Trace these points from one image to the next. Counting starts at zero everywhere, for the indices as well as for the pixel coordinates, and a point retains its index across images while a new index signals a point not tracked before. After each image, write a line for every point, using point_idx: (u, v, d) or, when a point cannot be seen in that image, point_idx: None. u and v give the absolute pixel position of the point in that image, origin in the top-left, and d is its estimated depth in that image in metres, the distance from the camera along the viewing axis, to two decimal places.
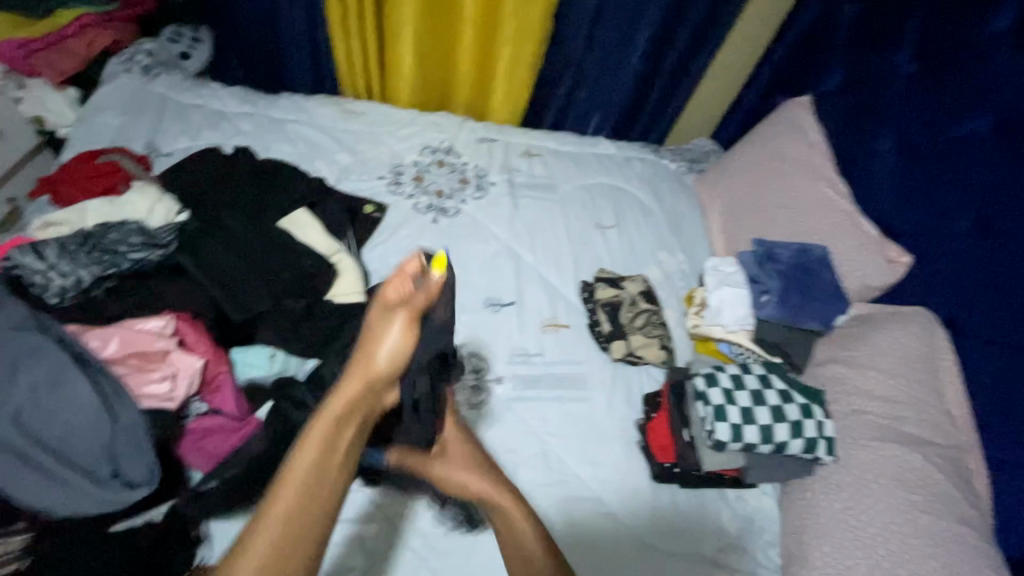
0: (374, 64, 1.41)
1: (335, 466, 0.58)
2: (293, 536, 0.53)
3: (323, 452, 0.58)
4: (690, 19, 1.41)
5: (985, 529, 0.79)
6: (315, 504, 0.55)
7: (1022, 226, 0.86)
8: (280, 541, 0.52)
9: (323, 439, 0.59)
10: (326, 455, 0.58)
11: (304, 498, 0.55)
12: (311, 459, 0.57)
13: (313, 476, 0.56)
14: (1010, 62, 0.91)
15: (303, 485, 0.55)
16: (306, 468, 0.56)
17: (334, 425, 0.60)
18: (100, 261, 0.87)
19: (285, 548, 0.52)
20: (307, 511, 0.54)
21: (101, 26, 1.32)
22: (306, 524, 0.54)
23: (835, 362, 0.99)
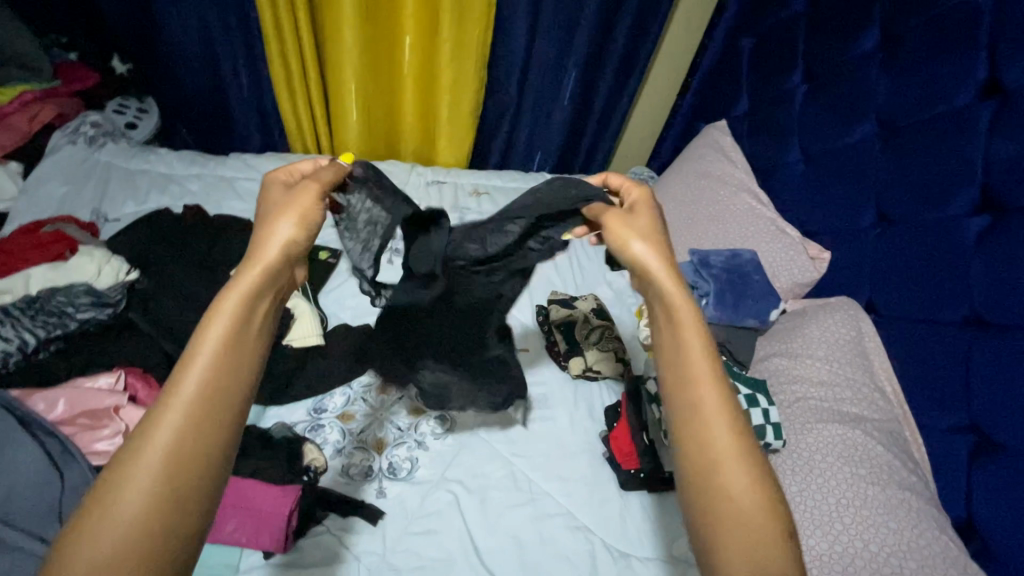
0: (322, 122, 1.48)
1: (253, 333, 0.51)
2: (197, 429, 0.46)
3: (224, 341, 0.49)
4: (612, 59, 1.52)
5: (927, 493, 0.84)
6: (224, 392, 0.48)
7: (913, 212, 0.96)
8: (196, 410, 0.46)
9: (229, 321, 0.50)
10: (229, 343, 0.50)
11: (210, 387, 0.48)
12: (212, 346, 0.49)
13: (212, 376, 0.48)
14: (879, 75, 1.05)
15: (217, 354, 0.49)
16: (209, 355, 0.48)
17: (239, 304, 0.51)
18: (46, 324, 0.89)
19: (189, 439, 0.45)
20: (212, 400, 0.47)
21: (44, 102, 1.37)
22: (215, 413, 0.47)
23: (776, 355, 1.05)
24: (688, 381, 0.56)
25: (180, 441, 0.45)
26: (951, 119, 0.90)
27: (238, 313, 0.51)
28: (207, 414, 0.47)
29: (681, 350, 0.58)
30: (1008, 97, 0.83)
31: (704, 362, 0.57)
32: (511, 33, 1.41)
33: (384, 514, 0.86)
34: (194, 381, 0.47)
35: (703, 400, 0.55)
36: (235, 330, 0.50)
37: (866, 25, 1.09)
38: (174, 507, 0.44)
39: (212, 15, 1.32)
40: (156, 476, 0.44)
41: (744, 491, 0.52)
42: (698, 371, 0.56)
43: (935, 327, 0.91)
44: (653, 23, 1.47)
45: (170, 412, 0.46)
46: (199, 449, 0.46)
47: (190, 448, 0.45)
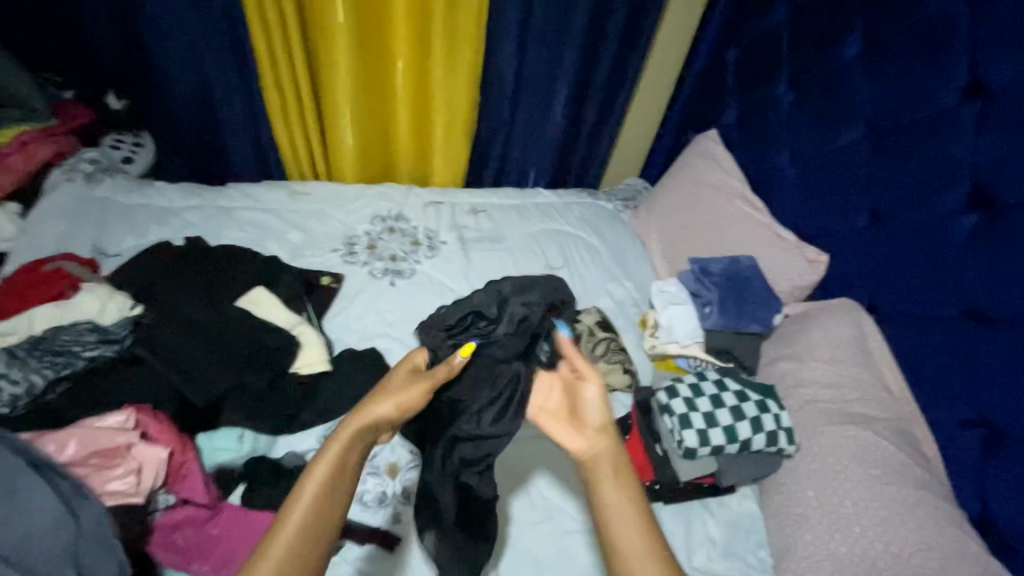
0: (317, 147, 1.50)
1: (344, 488, 0.58)
2: (303, 547, 0.54)
3: (330, 478, 0.58)
4: (600, 74, 1.55)
5: (942, 489, 0.84)
6: (311, 539, 0.54)
7: (907, 214, 0.97)
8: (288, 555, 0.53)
9: (333, 459, 0.59)
10: (332, 479, 0.58)
11: (302, 532, 0.54)
12: (315, 489, 0.56)
13: (318, 504, 0.56)
14: (863, 80, 1.08)
15: (313, 507, 0.55)
16: (306, 504, 0.56)
17: (346, 447, 0.60)
18: (54, 363, 0.89)
19: (299, 552, 0.53)
20: (319, 523, 0.55)
21: (42, 141, 1.37)
22: (301, 557, 0.53)
23: (782, 359, 1.06)
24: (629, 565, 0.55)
25: (290, 554, 0.53)
26: (937, 120, 0.93)
27: (339, 455, 0.59)
28: (313, 534, 0.54)
29: (624, 523, 0.57)
30: (990, 98, 0.86)
31: (643, 542, 0.56)
32: (501, 54, 1.44)
33: (402, 540, 0.85)
34: (304, 504, 0.55)
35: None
36: (337, 470, 0.58)
37: (847, 33, 1.12)
38: None
39: (206, 49, 1.33)
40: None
41: None
42: (636, 546, 0.55)
43: (936, 323, 0.92)
44: (639, 39, 1.50)
45: (265, 556, 0.53)
46: (304, 557, 0.53)
47: (295, 558, 0.53)
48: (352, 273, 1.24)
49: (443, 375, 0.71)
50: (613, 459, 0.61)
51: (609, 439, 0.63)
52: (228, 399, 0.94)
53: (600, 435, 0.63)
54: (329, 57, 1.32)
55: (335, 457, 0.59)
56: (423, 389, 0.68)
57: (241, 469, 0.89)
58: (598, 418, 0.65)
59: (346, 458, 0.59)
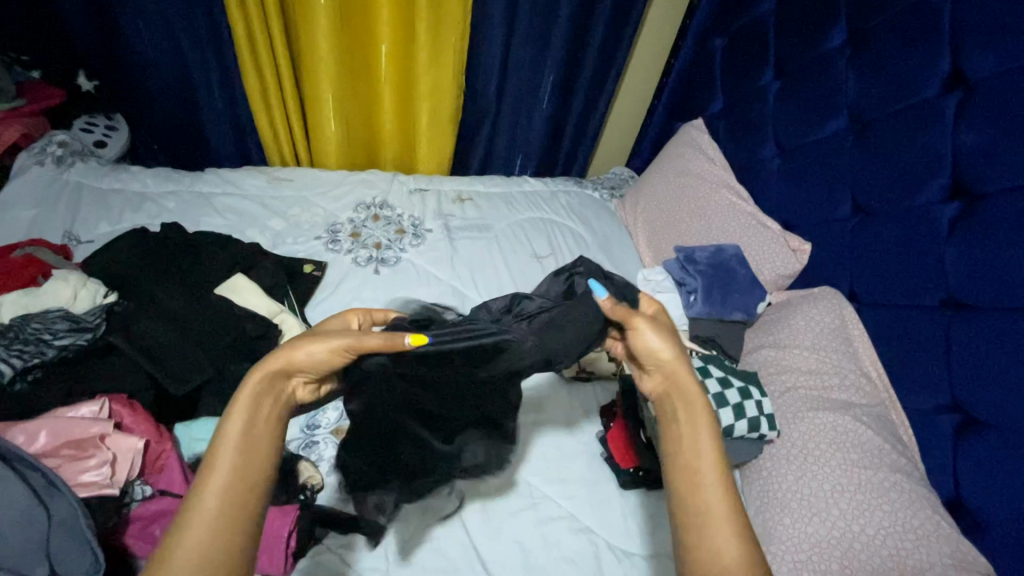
0: (298, 132, 1.46)
1: (264, 446, 0.54)
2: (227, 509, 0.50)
3: (243, 437, 0.54)
4: (588, 61, 1.53)
5: (916, 473, 0.86)
6: (237, 505, 0.51)
7: (888, 203, 0.99)
8: (217, 521, 0.49)
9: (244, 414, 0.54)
10: (246, 437, 0.54)
11: (227, 498, 0.51)
12: (231, 450, 0.53)
13: (234, 470, 0.52)
14: (848, 70, 1.08)
15: (234, 469, 0.52)
16: (224, 469, 0.52)
17: (255, 401, 0.56)
18: (23, 353, 0.86)
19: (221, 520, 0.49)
20: (243, 483, 0.52)
21: (8, 122, 1.30)
22: (231, 523, 0.50)
23: (764, 347, 1.07)
24: (693, 488, 0.58)
25: (216, 520, 0.49)
26: (920, 110, 0.94)
27: (250, 413, 0.55)
28: (238, 495, 0.51)
29: (692, 451, 0.60)
30: (972, 88, 0.87)
31: (713, 471, 0.58)
32: (487, 39, 1.41)
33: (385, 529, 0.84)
34: (222, 469, 0.52)
35: (706, 503, 0.56)
36: (247, 429, 0.54)
37: (833, 22, 1.13)
38: None
39: (182, 29, 1.29)
40: (199, 547, 0.48)
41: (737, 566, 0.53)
42: (703, 469, 0.59)
43: (915, 312, 0.94)
44: (627, 26, 1.49)
45: (189, 529, 0.49)
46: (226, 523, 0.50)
47: (226, 526, 0.49)
48: (335, 261, 1.22)
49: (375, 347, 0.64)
50: (687, 397, 0.63)
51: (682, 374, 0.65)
52: (206, 389, 0.94)
53: (667, 370, 0.66)
54: (309, 41, 1.28)
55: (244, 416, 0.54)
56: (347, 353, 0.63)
57: None
58: (669, 359, 0.66)
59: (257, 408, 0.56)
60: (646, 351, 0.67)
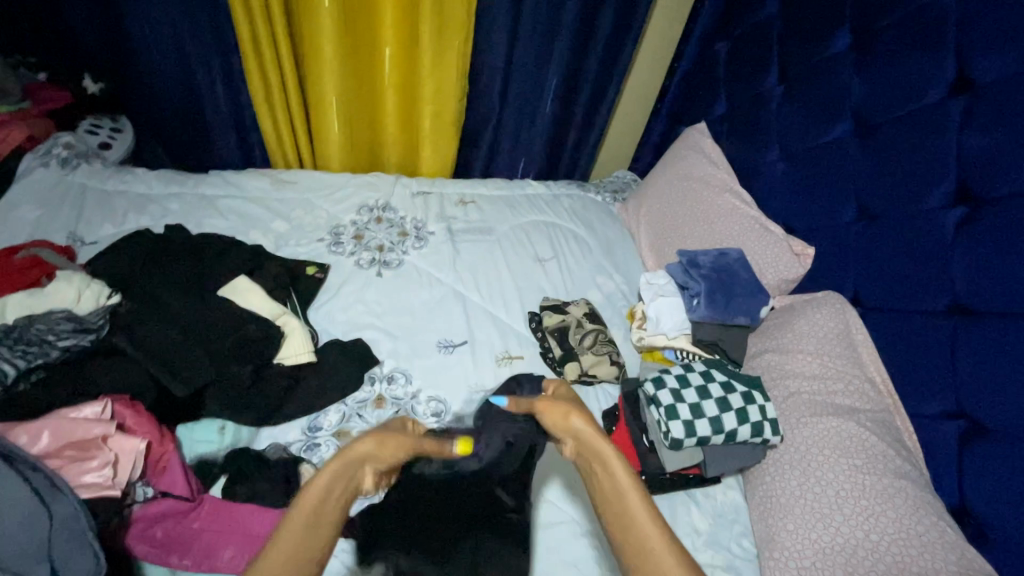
0: (302, 135, 1.46)
1: (341, 497, 0.62)
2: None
3: (312, 515, 0.58)
4: (591, 65, 1.54)
5: (922, 479, 0.85)
6: (314, 543, 0.57)
7: (893, 207, 0.98)
8: (301, 543, 0.56)
9: (315, 496, 0.60)
10: (315, 515, 0.59)
11: (311, 531, 0.58)
12: (320, 492, 0.60)
13: (297, 543, 0.56)
14: (853, 75, 1.08)
15: (321, 510, 0.59)
16: (312, 507, 0.59)
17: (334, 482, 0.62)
18: (25, 353, 0.86)
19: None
20: (325, 520, 0.59)
21: (13, 124, 1.31)
22: (308, 556, 0.56)
23: (767, 352, 1.07)
24: (630, 529, 0.63)
25: (299, 545, 0.56)
26: (925, 114, 0.93)
27: (324, 494, 0.60)
28: (317, 533, 0.58)
29: (619, 496, 0.66)
30: (977, 92, 0.86)
31: (640, 505, 0.64)
32: (490, 42, 1.42)
33: None
34: (310, 507, 0.59)
35: (644, 533, 0.62)
36: (319, 506, 0.59)
37: (838, 26, 1.12)
38: None
39: (187, 32, 1.30)
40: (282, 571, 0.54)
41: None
42: (633, 510, 0.64)
43: (919, 316, 0.93)
44: (630, 30, 1.49)
45: (271, 551, 0.55)
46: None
47: (304, 553, 0.56)
48: (338, 263, 1.23)
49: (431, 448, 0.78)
50: (597, 450, 0.70)
51: (592, 437, 0.72)
52: (208, 392, 0.92)
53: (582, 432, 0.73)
54: (314, 44, 1.29)
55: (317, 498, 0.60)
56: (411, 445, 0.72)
57: (222, 460, 0.87)
58: (581, 426, 0.73)
59: (327, 493, 0.60)
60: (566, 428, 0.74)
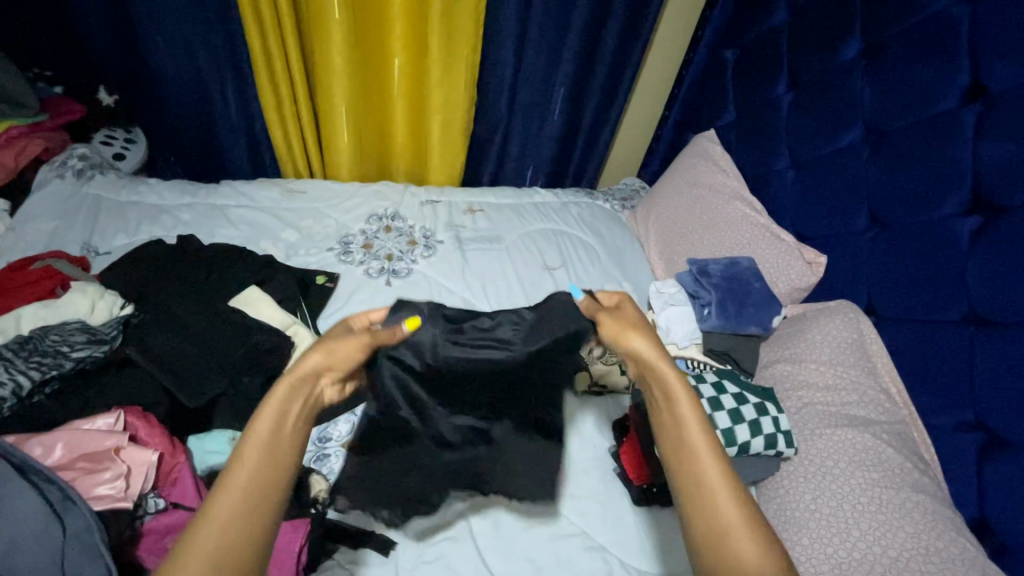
0: (313, 145, 1.48)
1: (287, 438, 0.59)
2: (239, 523, 0.52)
3: (267, 443, 0.57)
4: (599, 74, 1.54)
5: (939, 493, 0.83)
6: (269, 486, 0.55)
7: (907, 215, 0.97)
8: (251, 484, 0.54)
9: (273, 415, 0.59)
10: (272, 440, 0.57)
11: (258, 477, 0.55)
12: (261, 437, 0.57)
13: (254, 475, 0.55)
14: (863, 82, 1.07)
15: (266, 446, 0.57)
16: (257, 450, 0.56)
17: (288, 402, 0.61)
18: (40, 364, 0.86)
19: (236, 528, 0.52)
20: (268, 464, 0.56)
21: (28, 136, 1.34)
22: (262, 499, 0.54)
23: (779, 362, 1.06)
24: (691, 462, 0.61)
25: (249, 487, 0.54)
26: (939, 121, 0.92)
27: (278, 415, 0.59)
28: (264, 477, 0.55)
29: (679, 428, 0.64)
30: (992, 100, 0.85)
31: (697, 432, 0.63)
32: (499, 52, 1.42)
33: (396, 545, 0.83)
34: (254, 449, 0.56)
35: (706, 477, 0.60)
36: (275, 433, 0.58)
37: (848, 34, 1.12)
38: (238, 558, 0.51)
39: (201, 45, 1.32)
40: (234, 512, 0.52)
41: (732, 510, 0.57)
42: (695, 445, 0.62)
43: (935, 327, 0.92)
44: (637, 39, 1.50)
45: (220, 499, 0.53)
46: (245, 533, 0.52)
47: (258, 493, 0.54)
48: (347, 273, 1.23)
49: (384, 337, 0.75)
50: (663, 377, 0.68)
51: (659, 367, 0.69)
52: (219, 402, 0.93)
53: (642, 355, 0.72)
54: (323, 55, 1.30)
55: (273, 416, 0.59)
56: (365, 342, 0.71)
57: None
58: (648, 352, 0.71)
59: (285, 412, 0.60)
60: (628, 353, 0.73)
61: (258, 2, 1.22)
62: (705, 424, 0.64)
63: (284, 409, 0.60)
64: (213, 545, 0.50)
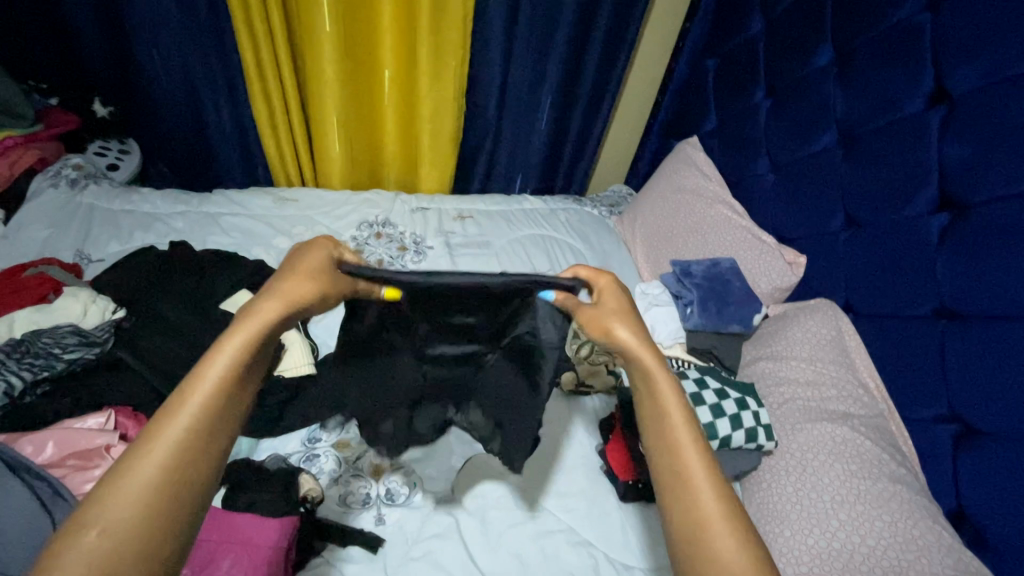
0: (304, 154, 1.50)
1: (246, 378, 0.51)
2: (182, 466, 0.45)
3: (226, 382, 0.49)
4: (584, 84, 1.58)
5: (917, 484, 0.86)
6: (216, 430, 0.48)
7: (879, 214, 1.01)
8: (198, 422, 0.47)
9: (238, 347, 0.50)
10: (234, 372, 0.50)
11: (208, 414, 0.47)
12: (221, 367, 0.49)
13: (206, 416, 0.47)
14: (836, 86, 1.11)
15: (225, 377, 0.49)
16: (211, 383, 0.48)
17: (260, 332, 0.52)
18: (33, 366, 0.88)
19: (175, 474, 0.45)
20: (225, 399, 0.49)
21: (24, 146, 1.36)
22: (211, 441, 0.47)
23: (760, 359, 1.09)
24: (675, 463, 0.57)
25: (196, 424, 0.47)
26: (906, 123, 0.96)
27: (249, 341, 0.51)
28: (214, 418, 0.48)
29: (664, 426, 0.59)
30: (955, 103, 0.89)
31: (683, 431, 0.58)
32: (486, 62, 1.45)
33: (384, 542, 0.84)
34: (208, 381, 0.48)
35: (686, 460, 0.57)
36: (243, 362, 0.50)
37: (820, 41, 1.16)
38: (172, 509, 0.44)
39: (194, 57, 1.34)
40: (175, 450, 0.45)
41: (713, 509, 0.54)
42: (681, 444, 0.58)
43: (909, 322, 0.95)
44: (621, 49, 1.53)
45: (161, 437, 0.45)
46: (186, 480, 0.45)
47: (205, 433, 0.47)
48: None
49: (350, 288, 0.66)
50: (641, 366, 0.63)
51: (644, 356, 0.63)
52: None
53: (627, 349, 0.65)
54: (315, 63, 1.32)
55: (244, 343, 0.51)
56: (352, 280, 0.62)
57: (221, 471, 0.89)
58: (631, 339, 0.64)
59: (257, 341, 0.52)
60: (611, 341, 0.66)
61: (249, 11, 1.24)
62: (690, 420, 0.60)
63: (257, 337, 0.52)
64: (157, 479, 0.44)
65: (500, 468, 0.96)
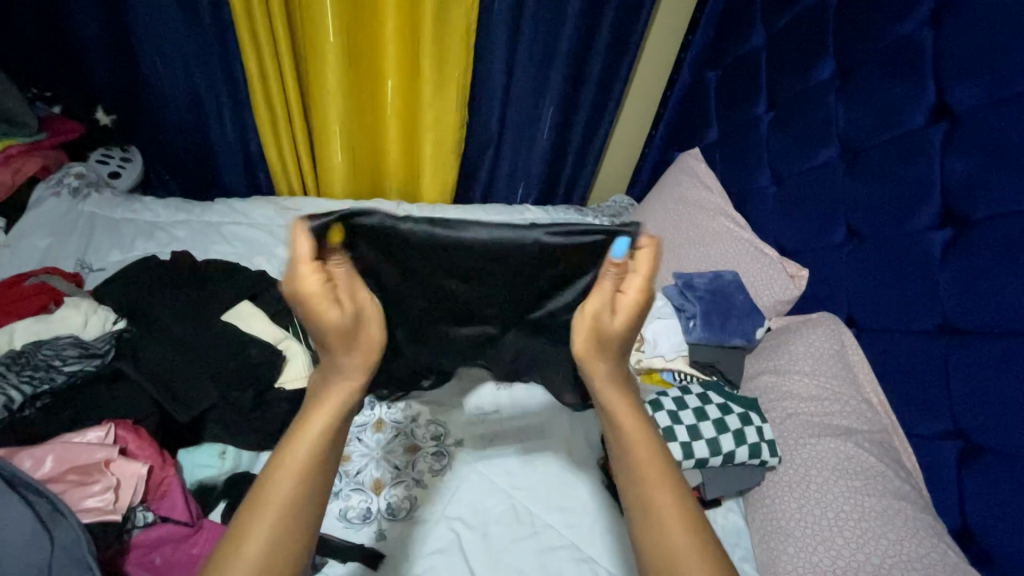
0: (307, 162, 1.50)
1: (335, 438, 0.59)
2: (284, 522, 0.54)
3: (336, 415, 0.60)
4: (586, 95, 1.58)
5: (922, 501, 0.85)
6: (313, 489, 0.56)
7: (882, 229, 1.00)
8: (298, 482, 0.56)
9: (327, 412, 0.59)
10: (325, 437, 0.58)
11: (303, 477, 0.56)
12: (316, 430, 0.58)
13: (306, 467, 0.56)
14: (838, 100, 1.11)
15: (316, 441, 0.58)
16: (307, 448, 0.57)
17: (362, 367, 0.62)
18: (32, 378, 0.88)
19: (278, 530, 0.53)
20: (316, 462, 0.57)
21: (27, 154, 1.37)
22: (308, 499, 0.56)
23: (762, 373, 1.08)
24: (645, 492, 0.58)
25: (297, 484, 0.55)
26: (907, 138, 0.96)
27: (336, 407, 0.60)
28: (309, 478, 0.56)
29: (631, 457, 0.60)
30: (957, 119, 0.89)
31: (651, 461, 0.59)
32: (488, 72, 1.46)
33: (384, 557, 0.84)
34: (305, 445, 0.57)
35: (656, 492, 0.58)
36: (331, 426, 0.59)
37: (822, 56, 1.17)
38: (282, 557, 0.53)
39: (197, 67, 1.35)
40: (279, 507, 0.54)
41: (684, 540, 0.55)
42: (650, 475, 0.59)
43: (911, 337, 0.94)
44: (623, 61, 1.54)
45: (269, 494, 0.55)
46: (290, 534, 0.54)
47: (303, 493, 0.56)
48: None
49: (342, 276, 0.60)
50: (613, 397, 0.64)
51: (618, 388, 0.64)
52: (210, 414, 0.94)
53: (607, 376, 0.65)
54: (318, 72, 1.32)
55: (331, 411, 0.60)
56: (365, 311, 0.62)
57: (223, 485, 0.90)
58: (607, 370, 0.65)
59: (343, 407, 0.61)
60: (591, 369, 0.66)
61: (254, 20, 1.24)
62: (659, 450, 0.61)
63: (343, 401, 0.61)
64: (268, 535, 0.53)
65: (502, 483, 0.95)
